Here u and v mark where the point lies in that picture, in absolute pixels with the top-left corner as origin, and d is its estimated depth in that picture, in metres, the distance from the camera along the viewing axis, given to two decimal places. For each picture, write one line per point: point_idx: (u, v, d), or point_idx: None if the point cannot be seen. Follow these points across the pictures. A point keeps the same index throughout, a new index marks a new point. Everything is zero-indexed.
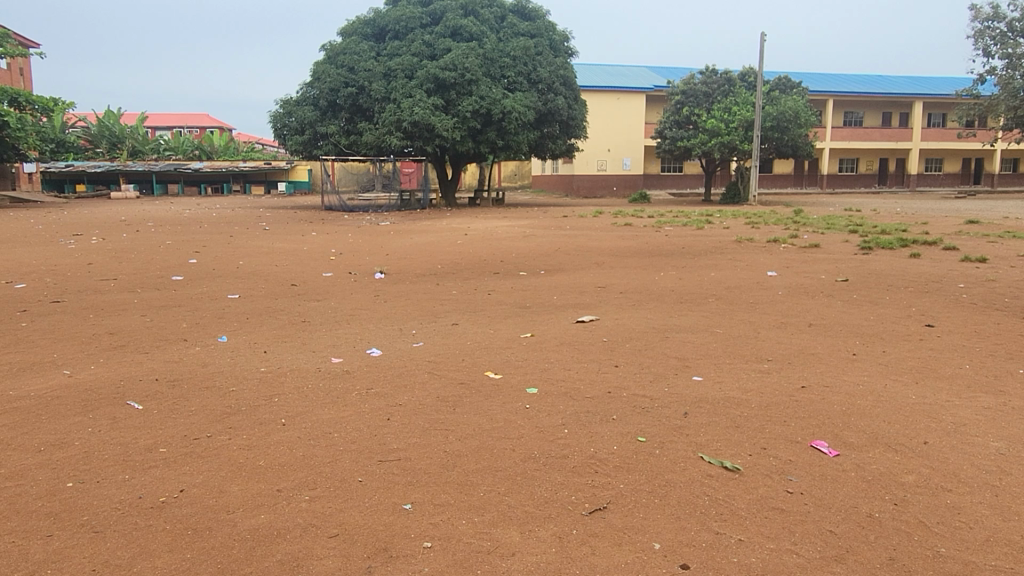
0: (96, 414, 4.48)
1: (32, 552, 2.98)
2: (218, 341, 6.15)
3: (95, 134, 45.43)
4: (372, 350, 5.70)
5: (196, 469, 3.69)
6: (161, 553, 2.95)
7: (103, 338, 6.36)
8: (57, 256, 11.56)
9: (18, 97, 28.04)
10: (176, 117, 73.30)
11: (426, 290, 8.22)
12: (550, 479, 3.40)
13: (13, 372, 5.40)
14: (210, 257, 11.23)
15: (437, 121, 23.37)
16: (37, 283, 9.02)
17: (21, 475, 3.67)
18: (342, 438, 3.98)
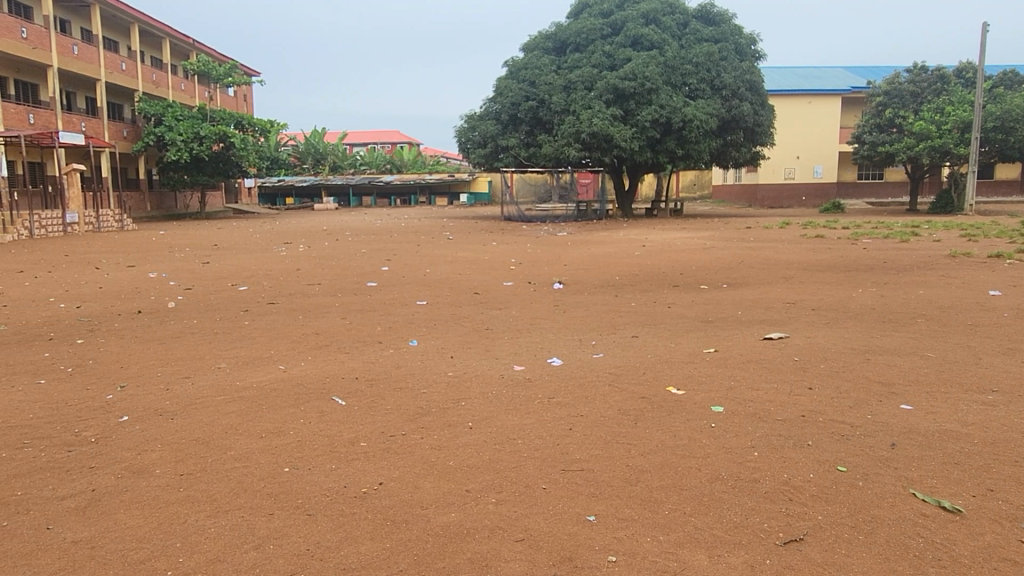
0: (307, 406, 4.95)
1: (257, 528, 3.34)
2: (409, 344, 6.56)
3: (303, 151, 50.53)
4: (553, 359, 5.80)
5: (392, 464, 3.95)
6: (364, 540, 3.18)
7: (310, 338, 7.01)
8: (272, 262, 12.96)
9: (243, 120, 31.85)
10: (372, 133, 79.36)
11: (605, 300, 8.26)
12: (740, 502, 3.26)
13: (238, 365, 6.10)
14: (400, 264, 12.09)
15: (616, 132, 23.25)
16: (256, 286, 10.16)
17: (247, 458, 4.14)
18: (526, 445, 4.08)
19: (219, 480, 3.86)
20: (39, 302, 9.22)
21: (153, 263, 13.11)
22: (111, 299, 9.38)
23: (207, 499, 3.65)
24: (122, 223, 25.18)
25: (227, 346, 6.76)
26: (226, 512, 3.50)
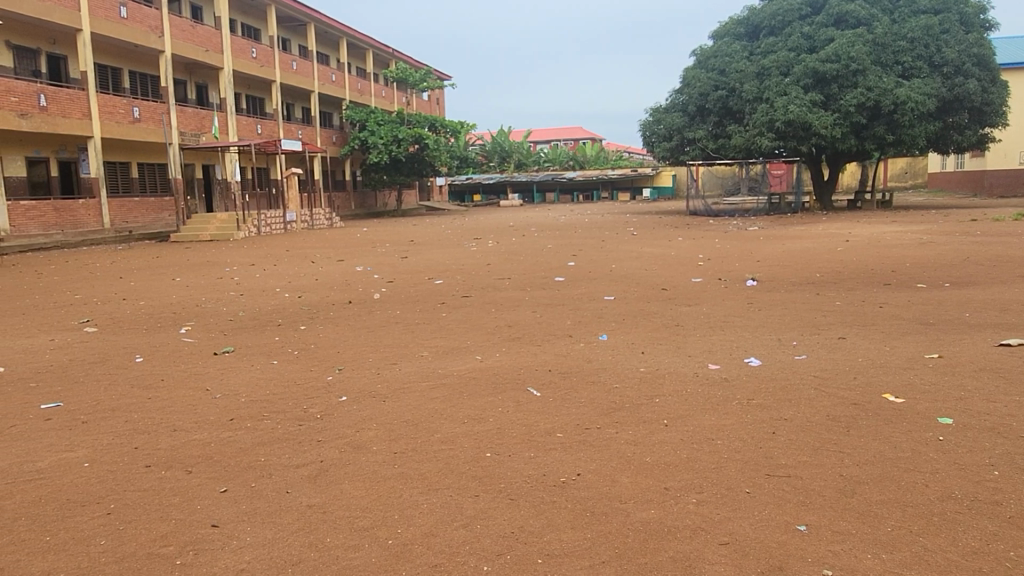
0: (505, 396, 5.15)
1: (465, 507, 3.54)
2: (598, 339, 6.60)
3: (490, 150, 52.51)
4: (750, 359, 5.56)
5: (589, 457, 4.01)
6: (566, 528, 3.26)
7: (503, 330, 7.28)
8: (465, 256, 13.59)
9: (436, 123, 33.83)
10: (555, 130, 80.56)
11: (805, 299, 7.77)
12: (979, 526, 2.94)
13: (439, 354, 6.48)
14: (585, 260, 12.17)
15: (815, 119, 21.71)
16: (451, 280, 10.71)
17: (452, 441, 4.39)
18: (725, 446, 3.97)
19: (429, 460, 4.14)
20: (267, 292, 10.39)
21: (360, 257, 14.26)
22: (325, 290, 10.35)
23: (420, 477, 3.92)
24: (331, 221, 27.68)
25: (428, 336, 7.21)
26: (436, 491, 3.74)
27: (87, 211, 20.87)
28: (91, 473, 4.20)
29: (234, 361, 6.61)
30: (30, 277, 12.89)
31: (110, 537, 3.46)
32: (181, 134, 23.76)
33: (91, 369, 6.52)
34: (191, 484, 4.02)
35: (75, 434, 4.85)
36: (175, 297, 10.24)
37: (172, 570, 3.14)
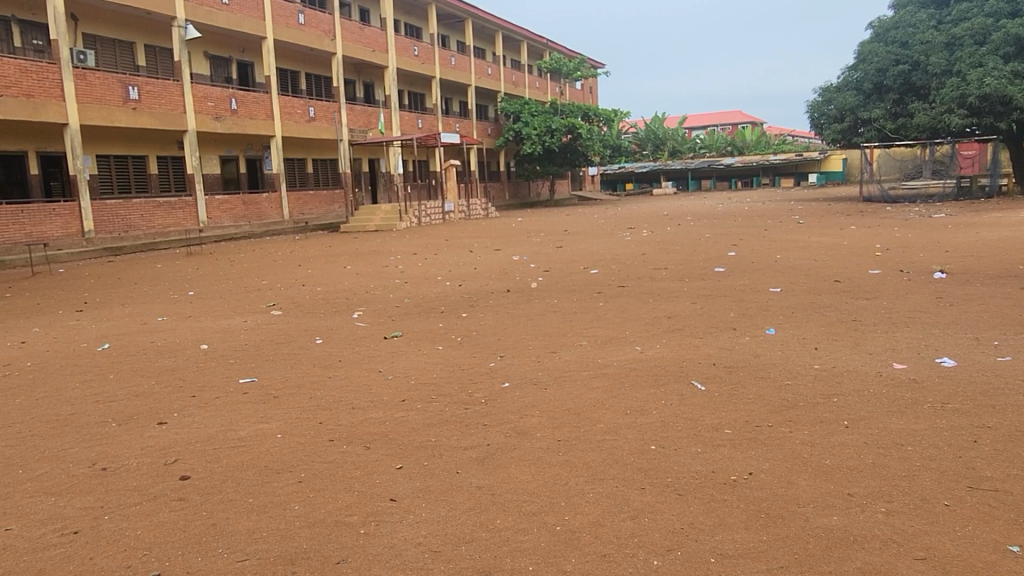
0: (667, 389, 5.04)
1: (632, 499, 3.51)
2: (766, 332, 6.30)
3: (643, 138, 51.72)
4: (943, 359, 5.07)
5: (761, 455, 3.84)
6: (740, 529, 3.14)
7: (663, 321, 7.14)
8: (620, 246, 13.46)
9: (589, 112, 33.86)
10: (713, 115, 77.75)
11: (1006, 294, 6.97)
12: None
13: (599, 344, 6.46)
14: (747, 249, 11.65)
15: (1017, 91, 19.46)
16: (606, 269, 10.65)
17: (615, 431, 4.37)
18: (917, 452, 3.65)
19: (593, 450, 4.15)
20: (430, 280, 10.85)
21: (516, 247, 14.53)
22: (484, 279, 10.65)
23: (584, 466, 3.94)
24: (486, 211, 28.43)
25: (586, 325, 7.21)
26: (603, 480, 3.74)
27: (270, 204, 22.84)
28: (284, 444, 4.60)
29: (403, 345, 6.98)
30: (225, 264, 14.30)
31: (302, 503, 3.77)
32: (350, 130, 25.41)
33: (278, 348, 7.13)
34: (370, 459, 4.29)
35: (268, 407, 5.34)
36: (348, 284, 10.96)
37: (358, 538, 3.37)
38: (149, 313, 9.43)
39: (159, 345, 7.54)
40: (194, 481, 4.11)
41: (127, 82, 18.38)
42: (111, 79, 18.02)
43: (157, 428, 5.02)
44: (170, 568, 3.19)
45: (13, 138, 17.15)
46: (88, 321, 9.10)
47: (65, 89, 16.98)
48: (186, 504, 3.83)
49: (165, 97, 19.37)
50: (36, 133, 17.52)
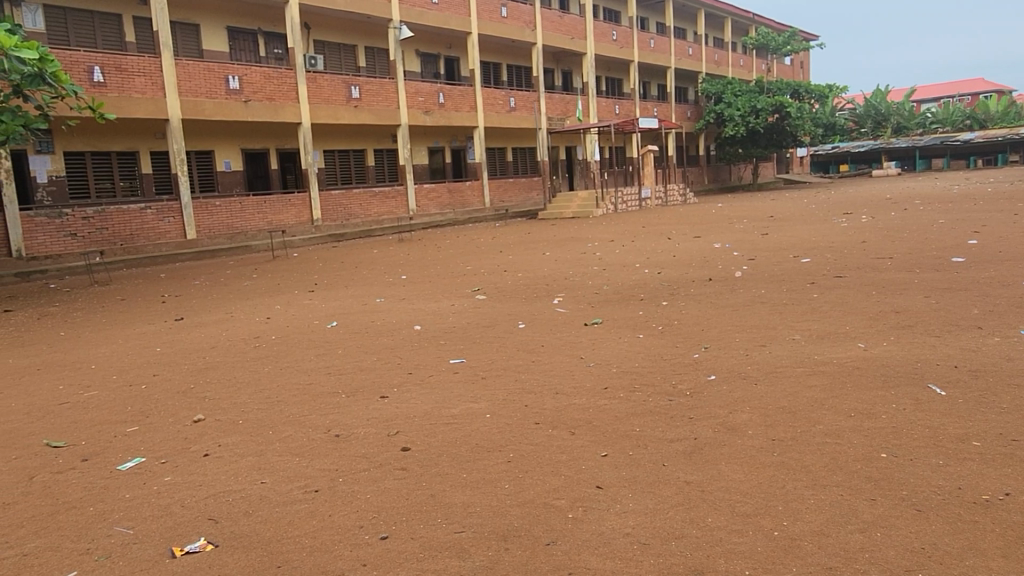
0: (898, 391, 4.57)
1: (860, 510, 3.23)
2: (1020, 333, 5.49)
3: (862, 114, 47.48)
4: None
5: (1020, 474, 3.36)
6: (995, 556, 2.77)
7: (890, 316, 6.48)
8: (836, 233, 12.43)
9: (800, 88, 31.77)
10: (947, 85, 69.26)
11: None
12: None
13: (814, 339, 6.00)
14: (994, 237, 10.22)
15: None
16: (819, 258, 9.88)
17: (838, 434, 4.04)
18: None
19: (813, 452, 3.87)
20: (629, 268, 10.74)
21: (717, 234, 13.95)
22: (684, 267, 10.34)
23: (804, 469, 3.69)
24: (685, 197, 27.62)
25: (798, 318, 6.74)
26: (825, 487, 3.48)
27: (472, 192, 23.93)
28: (493, 424, 4.80)
29: (604, 332, 6.98)
30: (433, 250, 15.18)
31: (512, 482, 3.91)
32: (547, 119, 25.88)
33: (485, 331, 7.46)
34: (576, 445, 4.34)
35: (477, 388, 5.60)
36: (547, 270, 11.17)
37: (566, 522, 3.42)
38: (369, 295, 10.29)
39: (379, 324, 8.20)
40: (413, 453, 4.41)
41: (349, 82, 20.14)
42: (336, 81, 19.84)
43: (380, 401, 5.47)
44: (397, 531, 3.46)
45: (258, 137, 19.47)
46: (318, 301, 10.12)
47: (300, 91, 18.96)
48: (407, 474, 4.12)
49: (382, 95, 20.98)
50: (276, 133, 19.76)
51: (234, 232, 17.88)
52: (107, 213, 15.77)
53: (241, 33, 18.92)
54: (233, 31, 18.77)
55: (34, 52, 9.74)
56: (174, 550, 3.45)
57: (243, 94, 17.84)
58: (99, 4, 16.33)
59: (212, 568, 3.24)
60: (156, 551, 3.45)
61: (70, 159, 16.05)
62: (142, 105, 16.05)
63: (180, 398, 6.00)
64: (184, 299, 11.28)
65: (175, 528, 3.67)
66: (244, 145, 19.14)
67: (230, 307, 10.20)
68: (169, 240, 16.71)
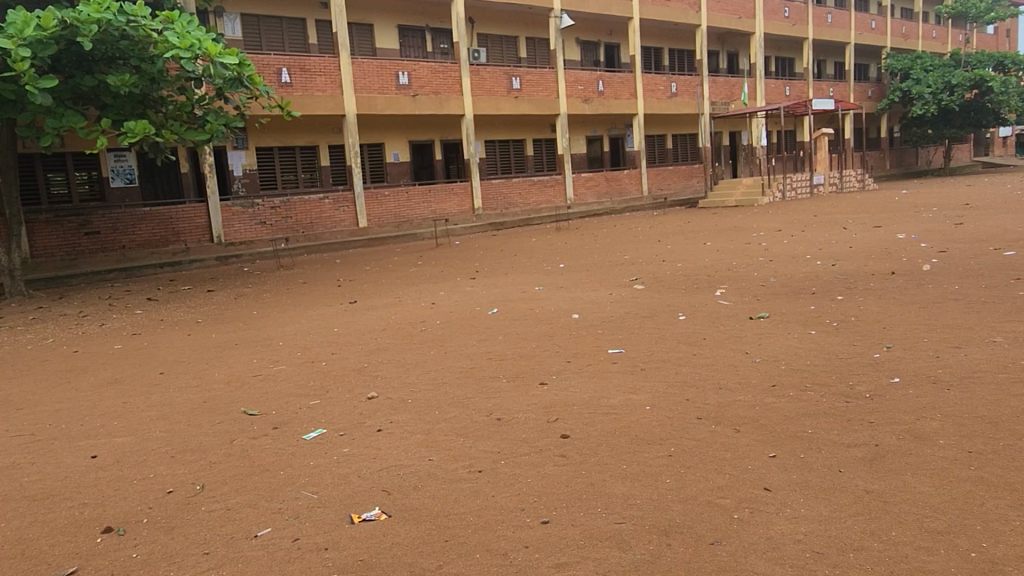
0: None
1: None
2: None
3: None
4: None
5: None
6: None
7: None
8: None
9: (1005, 60, 28.72)
10: None
11: None
12: None
13: (1021, 342, 5.36)
14: None
15: None
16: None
17: None
18: None
19: (1020, 469, 3.46)
20: (799, 259, 10.14)
21: (901, 223, 12.80)
22: (863, 259, 9.59)
23: (1008, 487, 3.32)
24: (863, 183, 25.58)
25: (1001, 318, 6.05)
26: None
27: (631, 180, 23.62)
28: (653, 416, 4.73)
29: (771, 327, 6.64)
30: (590, 239, 15.17)
31: (673, 477, 3.83)
32: (710, 104, 24.96)
33: (644, 322, 7.35)
34: (742, 443, 4.17)
35: (637, 379, 5.54)
36: (709, 261, 10.80)
37: (732, 522, 3.30)
38: (528, 283, 10.47)
39: (538, 312, 8.32)
40: (573, 441, 4.45)
41: (511, 73, 20.55)
42: (498, 73, 20.31)
43: (540, 387, 5.56)
44: (557, 517, 3.50)
45: (425, 130, 20.35)
46: (480, 288, 10.43)
47: (464, 84, 19.61)
48: (567, 461, 4.16)
49: (542, 85, 21.21)
50: (441, 125, 20.57)
51: (401, 220, 18.89)
52: (292, 203, 17.21)
53: (410, 30, 19.85)
54: (403, 29, 19.73)
55: (235, 58, 10.80)
56: (353, 516, 3.72)
57: (411, 89, 18.73)
58: (287, 10, 17.76)
59: (386, 537, 3.46)
60: (337, 515, 3.74)
61: (261, 154, 17.65)
62: (323, 103, 17.31)
63: (356, 376, 6.45)
64: (358, 283, 12.06)
65: (354, 497, 3.95)
66: (412, 138, 20.09)
67: (399, 292, 10.78)
68: (344, 228, 17.95)
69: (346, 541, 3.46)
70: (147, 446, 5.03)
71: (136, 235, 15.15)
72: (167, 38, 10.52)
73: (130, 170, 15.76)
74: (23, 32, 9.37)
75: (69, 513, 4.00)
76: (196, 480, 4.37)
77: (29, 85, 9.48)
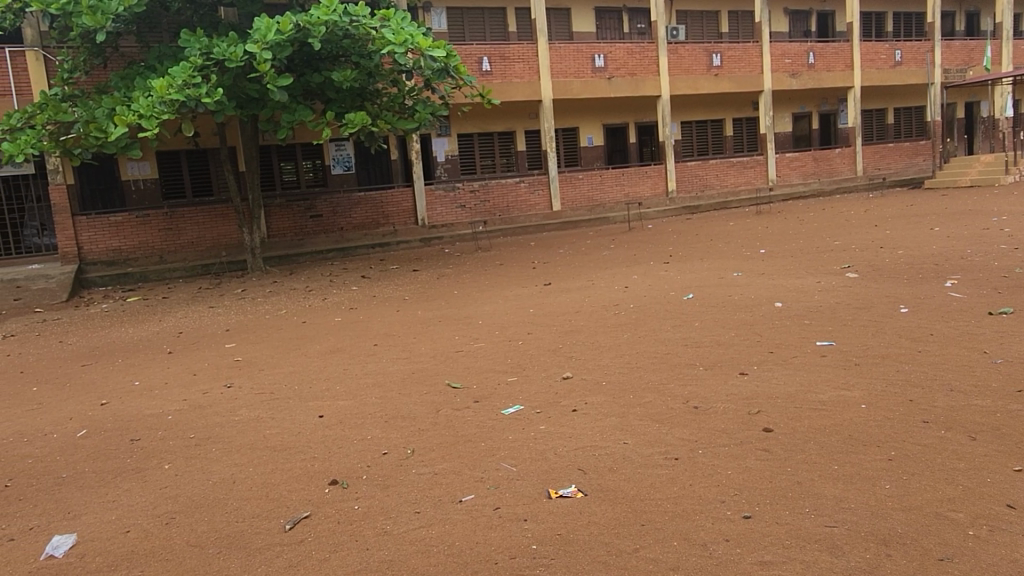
0: None
1: None
2: None
3: None
4: None
5: None
6: None
7: None
8: None
9: None
10: None
11: None
12: None
13: None
14: None
15: None
16: None
17: None
18: None
19: None
20: None
21: None
22: None
23: None
24: None
25: None
26: None
27: (842, 160, 21.80)
28: (869, 416, 4.35)
29: (1017, 324, 5.84)
30: (795, 223, 14.25)
31: (894, 483, 3.51)
32: (941, 71, 22.29)
33: (858, 314, 6.77)
34: (979, 453, 3.72)
35: (850, 374, 5.14)
36: (938, 248, 9.70)
37: (965, 539, 2.97)
38: (725, 269, 10.04)
39: (737, 299, 7.98)
40: (777, 435, 4.22)
41: (711, 50, 19.76)
42: (698, 50, 19.61)
43: (740, 377, 5.34)
44: (760, 513, 3.36)
45: (620, 112, 20.17)
46: (674, 272, 10.19)
47: (661, 64, 19.17)
48: (771, 456, 3.96)
49: (745, 60, 20.16)
50: (637, 106, 20.25)
51: (594, 204, 18.97)
52: (489, 187, 17.92)
53: (608, 12, 19.72)
54: (601, 11, 19.65)
55: (443, 50, 11.36)
56: (550, 491, 3.82)
57: (607, 72, 18.66)
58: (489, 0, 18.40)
59: (583, 514, 3.52)
60: (535, 489, 3.86)
61: (462, 141, 18.52)
62: (521, 89, 17.77)
63: (551, 356, 6.60)
64: (551, 265, 12.30)
65: (551, 472, 4.06)
66: (606, 120, 20.01)
67: (592, 275, 10.85)
68: (538, 212, 18.39)
69: (543, 515, 3.57)
70: (365, 410, 5.53)
71: (352, 218, 16.62)
72: (384, 35, 11.31)
73: (348, 158, 17.17)
74: (266, 37, 10.55)
75: (303, 464, 4.51)
76: (408, 444, 4.72)
77: (270, 84, 10.71)
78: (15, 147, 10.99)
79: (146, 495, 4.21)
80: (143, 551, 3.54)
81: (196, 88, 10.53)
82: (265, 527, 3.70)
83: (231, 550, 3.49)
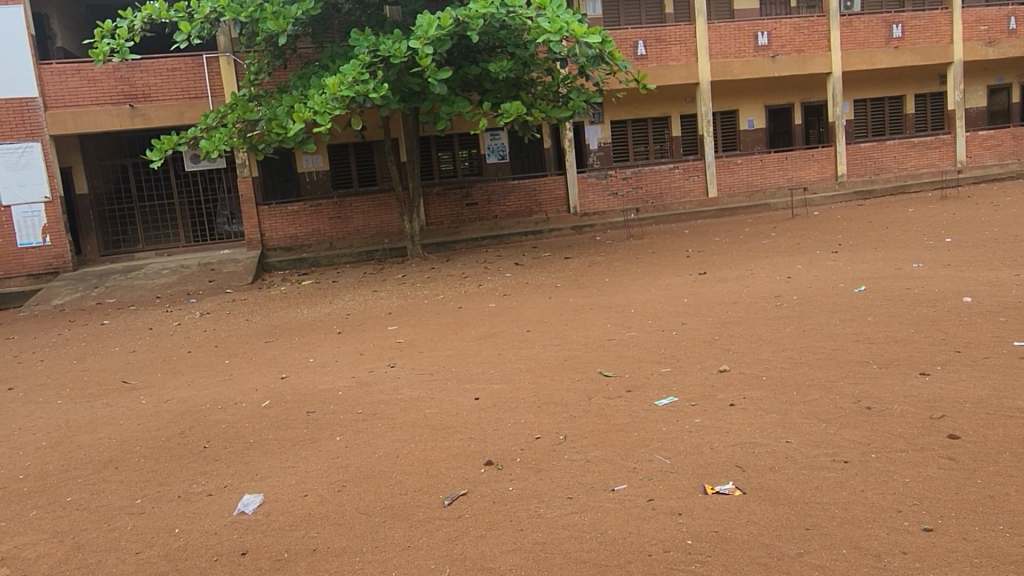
0: None
1: None
2: None
3: None
4: None
5: None
6: None
7: None
8: None
9: None
10: None
11: None
12: None
13: None
14: None
15: None
16: None
17: None
18: None
19: None
20: None
21: None
22: None
23: None
24: None
25: None
26: None
27: None
28: None
29: None
30: (986, 209, 12.84)
31: None
32: None
33: None
34: None
35: None
36: None
37: None
38: (903, 260, 9.23)
39: (917, 292, 7.31)
40: (964, 443, 3.83)
41: (891, 20, 18.13)
42: (876, 21, 18.07)
43: (919, 378, 4.90)
44: (944, 526, 3.07)
45: (784, 92, 19.03)
46: (844, 263, 9.51)
47: (832, 38, 17.87)
48: (956, 466, 3.60)
49: (931, 29, 18.30)
50: (804, 85, 19.02)
51: (753, 189, 18.11)
52: (643, 174, 17.60)
53: None
54: None
55: (598, 37, 11.23)
56: (706, 487, 3.72)
57: (771, 50, 17.66)
58: None
59: (741, 512, 3.40)
60: (691, 484, 3.77)
61: (616, 127, 18.32)
62: (677, 71, 17.27)
63: (706, 347, 6.39)
64: (706, 254, 11.90)
65: (707, 467, 3.95)
66: (769, 102, 18.98)
67: (751, 264, 10.37)
68: (693, 198, 17.85)
69: (699, 510, 3.48)
70: (518, 394, 5.66)
71: (506, 206, 16.97)
72: (539, 24, 11.36)
73: (502, 147, 17.53)
74: (428, 32, 10.98)
75: (460, 443, 4.70)
76: (560, 430, 4.76)
77: (431, 77, 11.13)
78: (210, 144, 12.24)
79: (320, 463, 4.58)
80: (318, 514, 3.85)
81: (365, 84, 11.20)
82: (426, 501, 3.89)
83: (395, 519, 3.71)
